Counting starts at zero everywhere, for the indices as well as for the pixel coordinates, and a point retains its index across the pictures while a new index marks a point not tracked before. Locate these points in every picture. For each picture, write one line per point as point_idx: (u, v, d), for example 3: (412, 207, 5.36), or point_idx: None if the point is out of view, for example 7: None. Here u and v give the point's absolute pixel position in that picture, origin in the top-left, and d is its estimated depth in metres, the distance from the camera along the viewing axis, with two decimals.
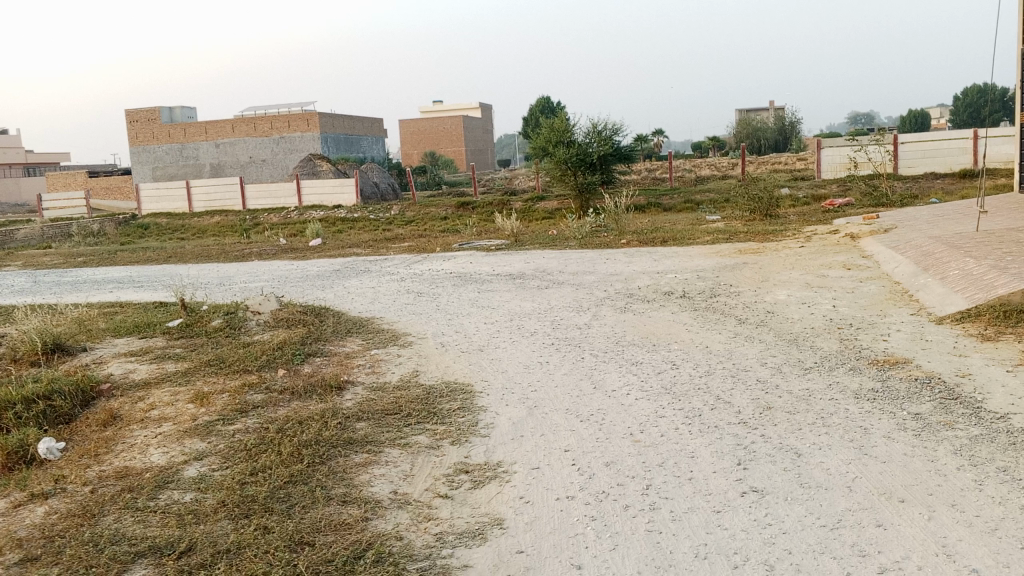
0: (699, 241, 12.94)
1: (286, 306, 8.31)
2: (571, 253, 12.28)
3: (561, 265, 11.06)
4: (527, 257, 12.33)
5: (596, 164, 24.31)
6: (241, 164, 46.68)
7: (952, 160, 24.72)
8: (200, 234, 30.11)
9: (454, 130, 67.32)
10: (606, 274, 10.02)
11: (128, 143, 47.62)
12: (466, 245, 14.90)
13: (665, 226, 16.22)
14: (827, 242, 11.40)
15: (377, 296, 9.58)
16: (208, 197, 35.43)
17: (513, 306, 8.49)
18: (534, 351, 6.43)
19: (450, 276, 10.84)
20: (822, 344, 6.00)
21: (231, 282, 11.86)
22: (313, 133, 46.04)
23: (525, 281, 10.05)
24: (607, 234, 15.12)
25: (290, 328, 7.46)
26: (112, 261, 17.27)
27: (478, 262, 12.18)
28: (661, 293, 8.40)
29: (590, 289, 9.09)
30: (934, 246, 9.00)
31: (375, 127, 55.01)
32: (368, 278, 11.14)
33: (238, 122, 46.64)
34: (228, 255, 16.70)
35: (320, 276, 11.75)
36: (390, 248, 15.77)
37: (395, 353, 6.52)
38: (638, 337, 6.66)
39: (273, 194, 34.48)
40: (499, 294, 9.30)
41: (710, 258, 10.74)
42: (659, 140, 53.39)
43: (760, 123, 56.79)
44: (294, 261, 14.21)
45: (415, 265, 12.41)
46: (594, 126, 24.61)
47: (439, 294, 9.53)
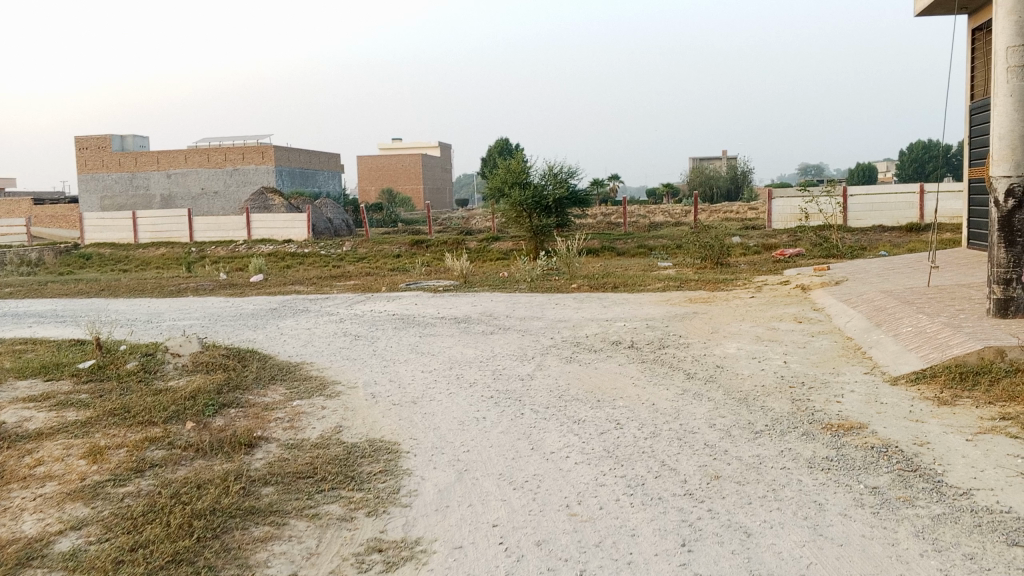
0: (650, 288, 12.71)
1: (209, 350, 7.76)
2: (520, 297, 11.94)
3: (508, 309, 10.70)
4: (474, 300, 11.96)
5: (551, 207, 24.16)
6: (192, 196, 45.72)
7: (899, 215, 25.11)
8: (143, 266, 29.20)
9: (411, 169, 67.14)
10: (554, 320, 9.68)
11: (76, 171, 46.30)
12: (413, 285, 14.47)
13: (618, 271, 16.00)
14: (778, 293, 11.23)
15: (312, 340, 9.08)
16: (154, 228, 34.46)
17: (454, 352, 8.08)
18: (470, 405, 5.99)
19: (392, 319, 10.38)
20: (774, 404, 5.66)
21: (162, 319, 11.26)
22: (267, 166, 45.54)
23: (469, 325, 9.65)
24: (559, 277, 14.84)
25: (210, 375, 6.92)
26: (40, 293, 16.42)
27: (424, 303, 11.76)
28: (608, 342, 8.04)
29: (535, 336, 8.72)
30: (885, 302, 8.84)
31: (331, 163, 54.53)
32: (305, 318, 10.64)
33: (191, 154, 45.78)
34: (167, 289, 16.04)
35: (257, 315, 11.20)
36: (335, 287, 15.26)
37: (319, 406, 6.03)
38: (581, 390, 6.25)
39: (222, 227, 33.68)
40: (440, 339, 8.88)
41: (661, 306, 10.48)
42: (615, 185, 53.79)
43: (713, 172, 57.66)
44: (233, 298, 13.63)
45: (357, 305, 11.93)
46: (550, 169, 24.50)
47: (378, 338, 9.06)
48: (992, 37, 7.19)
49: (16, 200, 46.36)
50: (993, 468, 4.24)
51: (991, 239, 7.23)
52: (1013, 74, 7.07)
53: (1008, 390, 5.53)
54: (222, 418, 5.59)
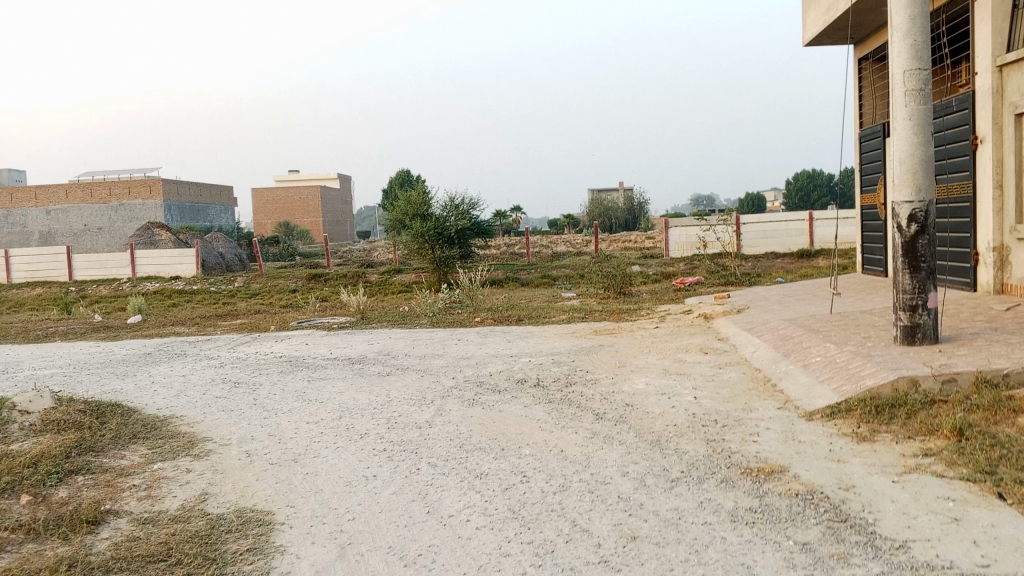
0: (555, 320, 12.34)
1: (64, 406, 6.84)
2: (420, 333, 11.37)
3: (407, 347, 10.10)
4: (371, 337, 11.30)
5: (453, 238, 23.68)
6: (73, 233, 43.15)
7: (791, 242, 25.80)
8: (15, 308, 27.11)
9: (310, 201, 65.64)
10: (456, 358, 9.13)
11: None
12: (306, 323, 13.68)
13: (521, 303, 15.60)
14: (683, 322, 11.02)
15: (187, 391, 8.24)
16: (28, 267, 32.19)
17: (345, 398, 7.43)
18: (360, 461, 5.36)
19: (280, 362, 9.61)
20: (690, 447, 5.28)
21: (19, 369, 10.12)
22: (155, 201, 43.42)
23: (364, 366, 8.98)
24: (461, 310, 14.31)
25: (60, 436, 6.04)
26: None
27: (316, 343, 11.02)
28: (512, 381, 7.54)
29: (434, 377, 8.14)
30: (792, 330, 8.68)
31: (225, 196, 52.64)
32: (183, 366, 9.76)
33: (73, 188, 43.29)
34: (33, 334, 14.69)
35: (130, 363, 10.21)
36: (222, 327, 14.30)
37: (185, 469, 5.27)
38: (483, 437, 5.71)
39: (104, 265, 31.74)
40: (331, 383, 8.21)
41: (567, 339, 10.07)
42: (517, 217, 53.90)
43: (611, 203, 58.55)
44: (106, 342, 12.51)
45: (243, 347, 11.10)
46: (452, 200, 24.04)
47: (263, 385, 8.30)
48: (889, 60, 7.16)
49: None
50: (926, 514, 3.94)
51: (895, 264, 7.13)
52: (910, 97, 7.04)
53: (927, 423, 5.32)
54: (65, 489, 4.79)
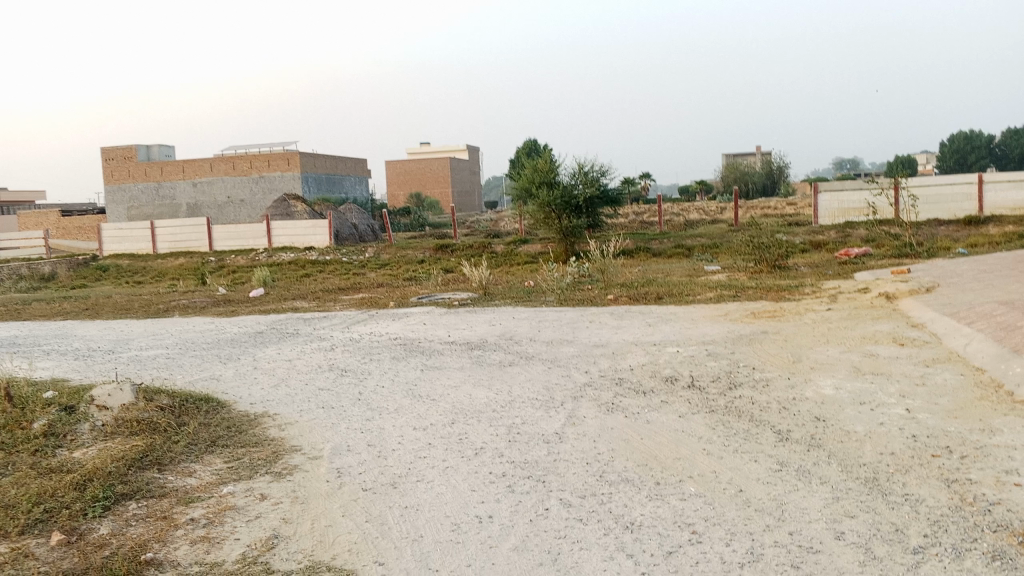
0: (700, 299, 10.84)
1: (146, 401, 6.01)
2: (547, 313, 10.14)
3: (533, 329, 8.90)
4: (493, 316, 10.19)
5: (581, 207, 22.27)
6: (218, 205, 44.43)
7: (955, 207, 22.82)
8: (158, 279, 27.80)
9: (440, 173, 65.57)
10: (589, 345, 7.84)
11: (102, 182, 44.94)
12: (426, 298, 12.75)
13: (659, 277, 14.09)
14: (858, 304, 9.29)
15: (287, 380, 7.30)
16: (172, 238, 33.13)
17: (460, 395, 6.28)
18: (471, 490, 4.17)
19: (393, 346, 8.57)
20: (925, 496, 3.78)
21: (126, 349, 9.57)
22: (293, 173, 44.17)
23: (485, 353, 7.79)
24: (591, 286, 13.00)
25: (129, 441, 5.17)
26: (24, 311, 14.84)
27: (433, 323, 9.95)
28: (660, 381, 6.15)
29: (565, 370, 6.85)
30: (1016, 317, 6.85)
31: (358, 168, 53.19)
32: (291, 349, 8.94)
33: (217, 161, 44.49)
34: (158, 308, 14.41)
35: (237, 344, 9.47)
36: (341, 302, 13.56)
37: (259, 497, 4.23)
38: (630, 463, 4.40)
39: (242, 236, 32.25)
40: (446, 373, 7.10)
41: (721, 325, 8.57)
42: (647, 184, 51.78)
43: (747, 167, 55.47)
44: (222, 319, 11.95)
45: (356, 326, 10.22)
46: (580, 166, 22.66)
47: (372, 375, 7.25)
48: None
49: (44, 214, 45.71)
50: None
51: None
52: None
53: None
54: (109, 524, 3.85)
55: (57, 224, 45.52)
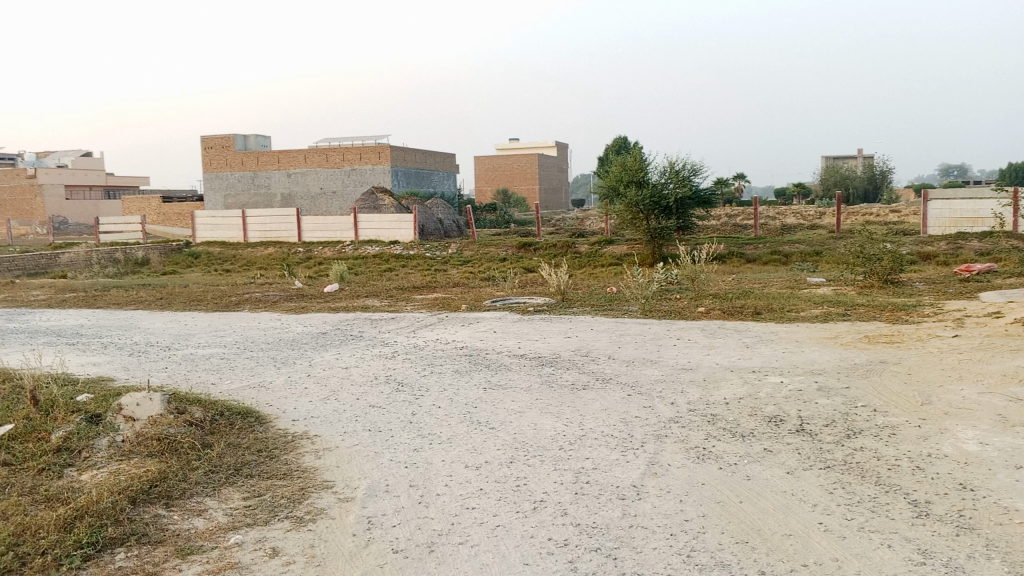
0: (803, 317, 9.75)
1: (176, 413, 5.40)
2: (630, 325, 9.22)
3: (614, 345, 8.00)
4: (572, 326, 9.32)
5: (672, 207, 21.17)
6: (311, 196, 44.88)
7: None
8: (245, 268, 27.98)
9: (529, 169, 64.84)
10: (677, 369, 6.89)
11: (202, 170, 45.91)
12: (502, 302, 12.00)
13: (756, 288, 12.95)
14: (991, 332, 8.05)
15: (338, 391, 6.61)
16: (263, 228, 33.36)
17: (526, 424, 5.44)
18: (523, 566, 3.34)
19: (457, 357, 7.79)
20: None
21: (184, 346, 9.10)
22: (384, 166, 44.20)
23: (557, 372, 6.93)
24: (680, 295, 12.00)
25: (144, 464, 4.54)
26: (104, 298, 14.75)
27: (504, 332, 9.14)
28: (761, 424, 5.19)
29: (647, 401, 5.93)
30: None
31: (448, 163, 52.97)
32: (350, 353, 8.29)
33: (311, 153, 44.89)
34: (231, 299, 14.07)
35: (297, 345, 8.86)
36: (414, 301, 12.93)
37: (269, 552, 3.51)
38: (727, 541, 3.49)
39: (329, 227, 32.23)
40: (512, 395, 6.27)
41: (832, 354, 7.45)
42: (742, 186, 49.84)
43: (849, 171, 52.90)
44: (290, 316, 11.44)
45: (423, 330, 9.53)
46: (672, 165, 21.57)
47: (430, 392, 6.47)
48: None
49: (146, 198, 47.09)
50: None
51: None
52: None
53: None
54: None
55: (158, 209, 46.82)
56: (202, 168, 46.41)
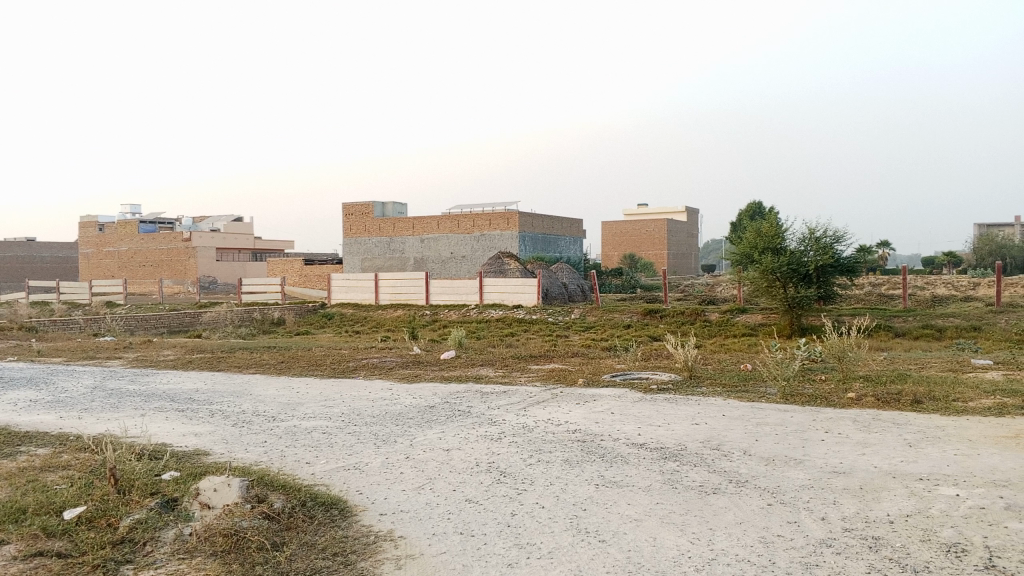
0: (974, 408, 8.43)
1: (253, 502, 4.94)
2: (767, 412, 8.21)
3: (749, 436, 7.05)
4: (701, 410, 8.40)
5: (811, 276, 19.77)
6: (442, 260, 45.49)
7: None
8: (373, 330, 28.26)
9: (658, 235, 63.75)
10: (825, 474, 5.87)
11: (342, 236, 47.52)
12: (624, 376, 11.18)
13: (911, 370, 11.57)
14: None
15: (435, 479, 5.99)
16: (394, 290, 33.78)
17: (643, 537, 4.62)
18: None
19: (570, 442, 7.03)
20: None
21: (289, 415, 8.79)
22: (512, 232, 44.33)
23: (682, 469, 6.05)
24: (823, 375, 10.82)
25: (205, 567, 4.06)
26: (228, 359, 14.88)
27: (624, 413, 8.31)
28: (936, 563, 4.16)
29: (789, 515, 4.99)
30: None
31: (575, 228, 52.73)
32: (455, 431, 7.69)
33: (444, 219, 45.63)
34: (348, 364, 13.85)
35: (401, 420, 8.34)
36: (532, 372, 12.29)
37: None
38: None
39: (455, 291, 32.29)
40: (629, 496, 5.45)
41: (1017, 459, 6.22)
42: (886, 254, 47.04)
43: (1004, 240, 49.13)
44: (401, 385, 11.03)
45: (535, 408, 8.83)
46: (811, 231, 20.26)
47: (536, 485, 5.75)
48: None
49: (289, 261, 48.84)
50: None
51: None
52: None
53: None
54: None
55: (298, 271, 48.59)
56: (342, 233, 48.05)
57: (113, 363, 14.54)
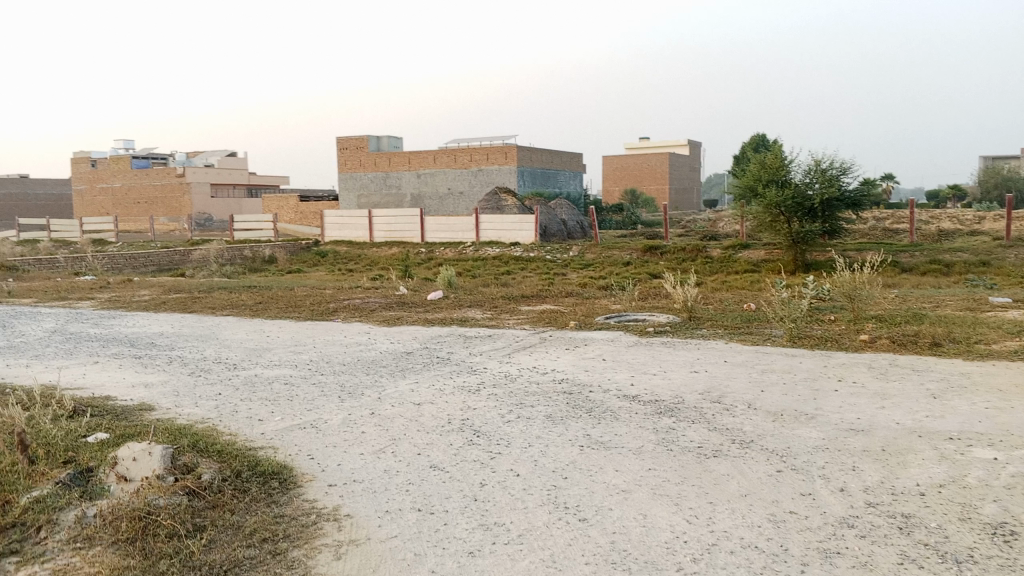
0: (1000, 353, 7.69)
1: (178, 475, 4.24)
2: (773, 358, 7.48)
3: (755, 388, 6.32)
4: (700, 356, 7.66)
5: (817, 210, 18.89)
6: (439, 196, 44.46)
7: None
8: (366, 268, 27.50)
9: (659, 169, 62.44)
10: (841, 434, 5.16)
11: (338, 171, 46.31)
12: (619, 319, 10.44)
13: (926, 310, 10.83)
14: None
15: (399, 440, 5.27)
16: (388, 227, 32.88)
17: (632, 516, 3.91)
18: None
19: (554, 395, 6.31)
20: None
21: (254, 363, 8.07)
22: (510, 167, 43.14)
23: (679, 427, 5.34)
24: (832, 317, 10.07)
25: (99, 562, 3.37)
26: (206, 300, 14.12)
27: (616, 360, 7.59)
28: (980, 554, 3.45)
29: (803, 485, 4.28)
30: None
31: (576, 162, 51.50)
32: (429, 382, 6.98)
33: (441, 154, 44.37)
34: (329, 305, 13.09)
35: (373, 368, 7.62)
36: (523, 314, 11.54)
37: None
38: None
39: (451, 228, 31.39)
40: (616, 460, 4.74)
41: None
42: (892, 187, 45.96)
43: (1012, 172, 48.02)
44: (381, 328, 10.28)
45: (520, 355, 8.09)
46: (818, 163, 19.29)
47: (513, 447, 5.03)
48: None
49: (284, 197, 47.75)
50: None
51: None
52: None
53: None
54: None
55: (293, 208, 47.56)
56: (338, 169, 46.83)
57: (84, 304, 13.78)
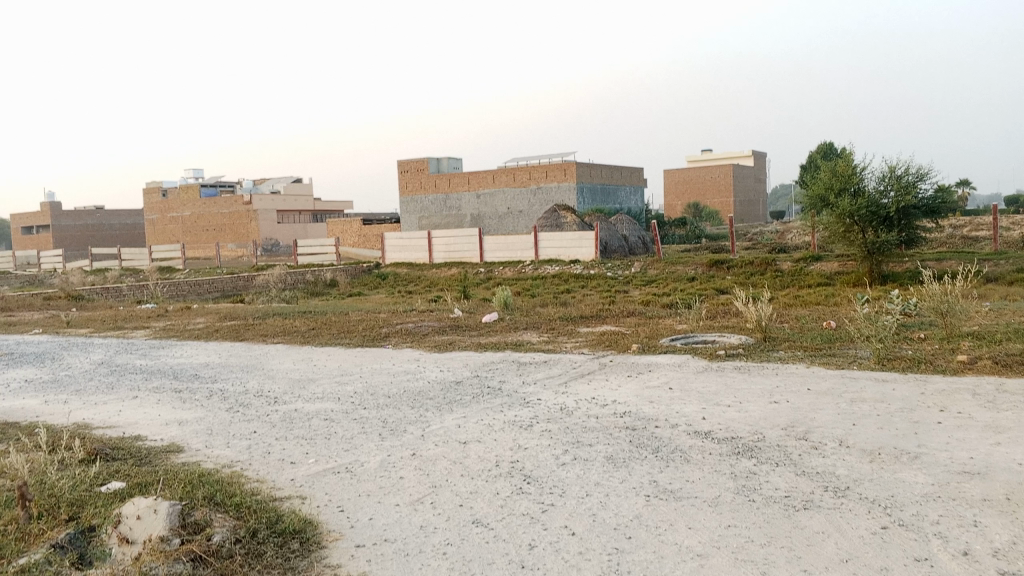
0: None
1: (186, 537, 3.73)
2: (861, 385, 6.66)
3: (845, 422, 5.54)
4: (778, 383, 6.89)
5: (893, 218, 17.76)
6: (499, 216, 44.09)
7: None
8: (425, 290, 27.18)
9: (722, 182, 60.98)
10: (954, 479, 4.37)
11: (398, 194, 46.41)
12: (685, 341, 9.70)
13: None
14: None
15: (440, 488, 4.70)
16: (447, 248, 32.57)
17: None
18: None
19: (615, 432, 5.65)
20: None
21: (295, 396, 7.61)
22: (570, 184, 42.53)
23: (761, 471, 4.64)
24: (920, 334, 9.15)
25: None
26: (260, 327, 13.85)
27: (685, 389, 6.89)
28: None
29: (916, 550, 3.54)
30: None
31: (637, 177, 50.60)
32: (476, 416, 6.39)
33: (500, 173, 44.06)
34: (381, 330, 12.65)
35: (419, 401, 7.08)
36: (583, 337, 10.87)
37: None
38: None
39: (510, 246, 30.89)
40: (688, 515, 4.06)
41: None
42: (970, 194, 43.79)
43: None
44: (431, 354, 9.74)
45: (578, 384, 7.42)
46: (893, 169, 18.17)
47: (568, 498, 4.40)
48: None
49: (346, 221, 48.05)
50: None
51: None
52: None
53: None
54: None
55: (356, 232, 47.81)
56: (398, 192, 46.95)
57: (140, 333, 13.63)
